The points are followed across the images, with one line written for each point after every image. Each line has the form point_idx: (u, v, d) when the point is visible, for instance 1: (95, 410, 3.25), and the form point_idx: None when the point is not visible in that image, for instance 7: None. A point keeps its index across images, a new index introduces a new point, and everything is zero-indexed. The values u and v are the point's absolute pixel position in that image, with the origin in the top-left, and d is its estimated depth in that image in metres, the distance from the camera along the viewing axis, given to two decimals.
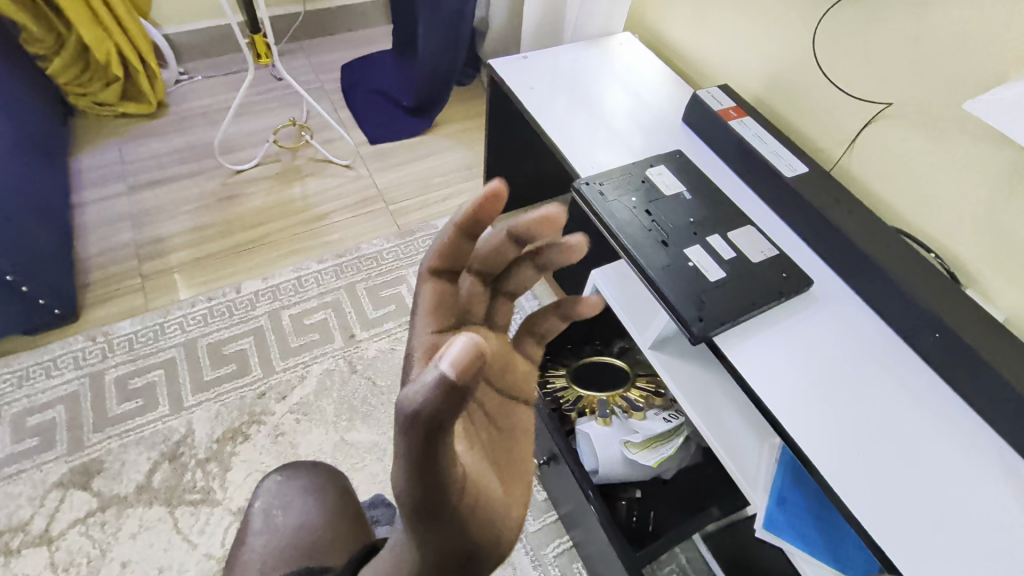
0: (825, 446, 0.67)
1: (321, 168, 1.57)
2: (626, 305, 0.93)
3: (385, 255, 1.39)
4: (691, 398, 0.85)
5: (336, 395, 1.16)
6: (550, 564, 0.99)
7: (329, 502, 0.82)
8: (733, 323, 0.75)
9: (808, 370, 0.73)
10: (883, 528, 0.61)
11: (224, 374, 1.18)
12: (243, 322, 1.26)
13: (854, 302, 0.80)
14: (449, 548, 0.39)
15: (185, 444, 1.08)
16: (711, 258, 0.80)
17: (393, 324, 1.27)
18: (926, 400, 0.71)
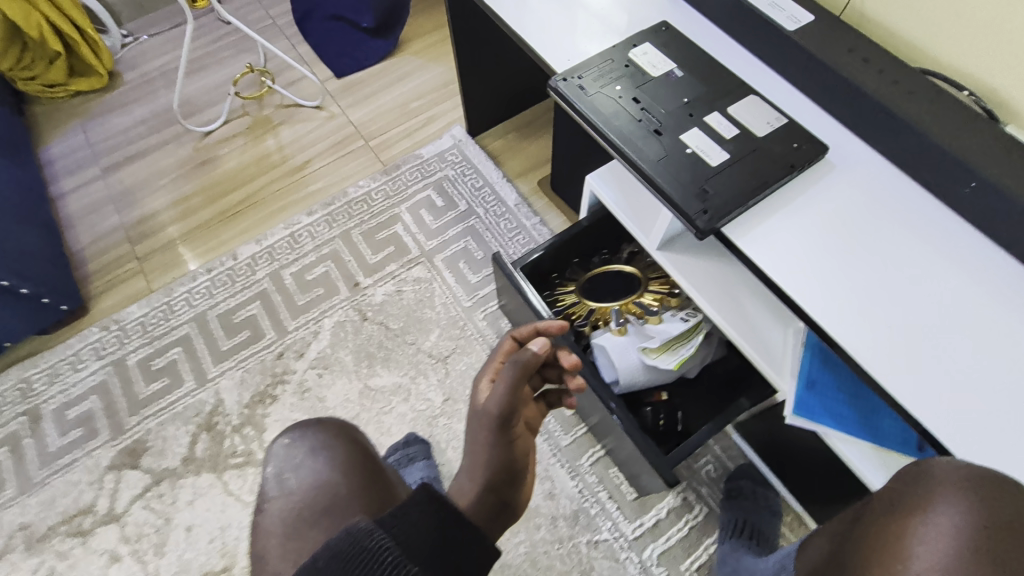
0: (851, 325, 0.63)
1: (291, 114, 1.48)
2: (627, 208, 0.87)
3: (374, 195, 1.33)
4: (708, 295, 0.80)
5: (352, 344, 1.16)
6: (586, 473, 1.01)
7: (352, 442, 0.65)
8: (743, 208, 0.68)
9: (829, 246, 0.67)
10: (918, 400, 0.59)
11: (240, 342, 1.18)
12: (247, 288, 1.24)
13: (876, 163, 0.72)
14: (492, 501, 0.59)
15: (218, 413, 1.11)
16: (711, 140, 0.72)
17: (395, 265, 1.24)
18: (961, 257, 0.65)
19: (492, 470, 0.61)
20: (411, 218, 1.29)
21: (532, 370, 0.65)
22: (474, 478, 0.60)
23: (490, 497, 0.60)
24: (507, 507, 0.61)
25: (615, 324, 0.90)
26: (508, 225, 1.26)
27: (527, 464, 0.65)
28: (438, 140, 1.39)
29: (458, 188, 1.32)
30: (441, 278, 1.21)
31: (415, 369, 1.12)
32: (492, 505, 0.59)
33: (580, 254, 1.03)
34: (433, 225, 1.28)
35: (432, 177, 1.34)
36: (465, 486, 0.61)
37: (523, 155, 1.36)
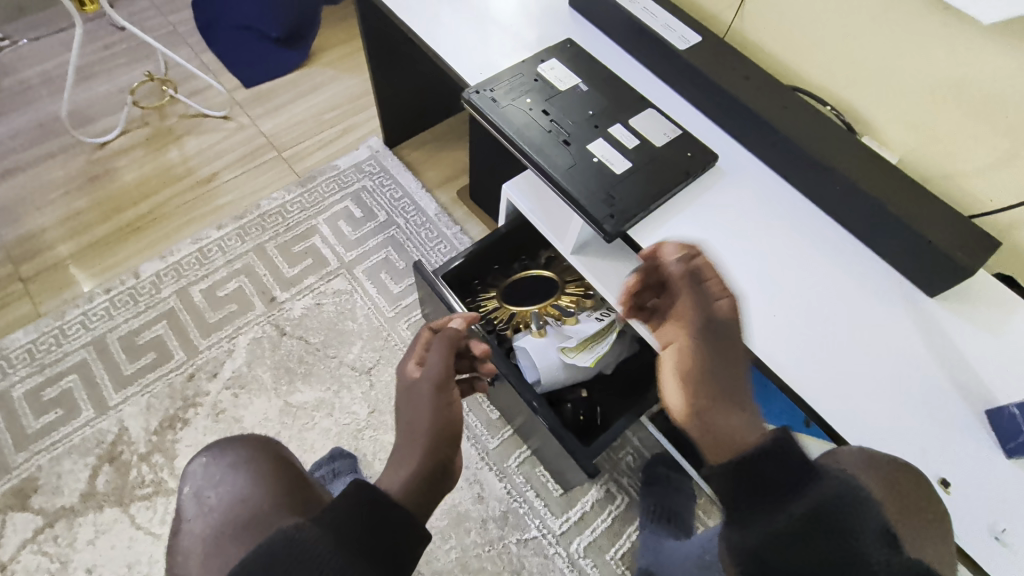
0: (744, 315, 0.70)
1: (197, 125, 1.42)
2: (541, 214, 0.91)
3: (289, 207, 1.30)
4: (619, 294, 0.86)
5: (270, 361, 1.12)
6: (514, 473, 1.03)
7: (278, 452, 0.64)
8: (645, 213, 0.74)
9: (723, 245, 0.74)
10: (801, 379, 0.66)
11: (145, 365, 1.11)
12: (152, 307, 1.17)
13: (759, 170, 0.80)
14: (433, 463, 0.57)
15: (122, 442, 1.03)
16: (615, 150, 0.77)
17: (314, 278, 1.21)
18: (830, 252, 0.74)
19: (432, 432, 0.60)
20: (330, 229, 1.27)
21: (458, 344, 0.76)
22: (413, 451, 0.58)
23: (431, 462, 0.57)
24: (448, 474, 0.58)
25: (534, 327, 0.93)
26: (428, 234, 1.27)
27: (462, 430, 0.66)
28: (355, 151, 1.38)
29: (376, 199, 1.31)
30: (362, 289, 1.20)
31: (338, 383, 1.10)
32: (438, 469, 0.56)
33: (501, 260, 1.06)
34: (352, 236, 1.26)
35: (349, 188, 1.33)
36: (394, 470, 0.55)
37: (442, 166, 1.38)
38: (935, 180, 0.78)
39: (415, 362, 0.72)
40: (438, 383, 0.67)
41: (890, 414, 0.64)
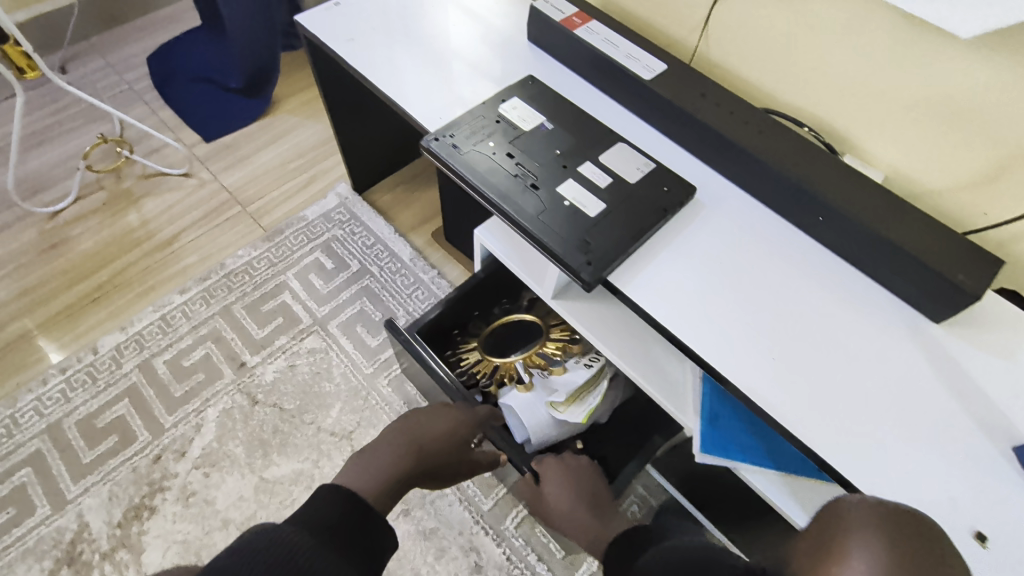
0: (740, 360, 0.64)
1: (155, 184, 1.36)
2: (517, 258, 0.86)
3: (256, 264, 1.23)
4: (606, 339, 0.80)
5: (242, 434, 1.04)
6: (512, 536, 0.96)
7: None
8: (625, 256, 0.68)
9: (710, 283, 0.69)
10: (810, 429, 0.60)
11: (106, 450, 1.02)
12: (112, 385, 1.09)
13: (742, 199, 0.75)
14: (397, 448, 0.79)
15: (83, 540, 0.94)
16: (586, 190, 0.72)
17: (286, 338, 1.14)
18: (825, 284, 0.69)
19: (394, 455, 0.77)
20: (300, 284, 1.21)
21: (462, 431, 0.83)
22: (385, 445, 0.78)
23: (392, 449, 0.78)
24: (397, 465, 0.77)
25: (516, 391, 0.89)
26: (404, 281, 1.21)
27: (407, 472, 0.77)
28: (323, 199, 1.33)
29: (348, 248, 1.26)
30: (337, 346, 1.13)
31: (317, 452, 1.02)
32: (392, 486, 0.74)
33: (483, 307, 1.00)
34: (324, 290, 1.20)
35: (318, 239, 1.27)
36: (372, 460, 0.76)
37: (414, 207, 1.33)
38: (926, 196, 0.74)
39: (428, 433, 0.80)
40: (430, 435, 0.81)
41: (911, 463, 0.58)
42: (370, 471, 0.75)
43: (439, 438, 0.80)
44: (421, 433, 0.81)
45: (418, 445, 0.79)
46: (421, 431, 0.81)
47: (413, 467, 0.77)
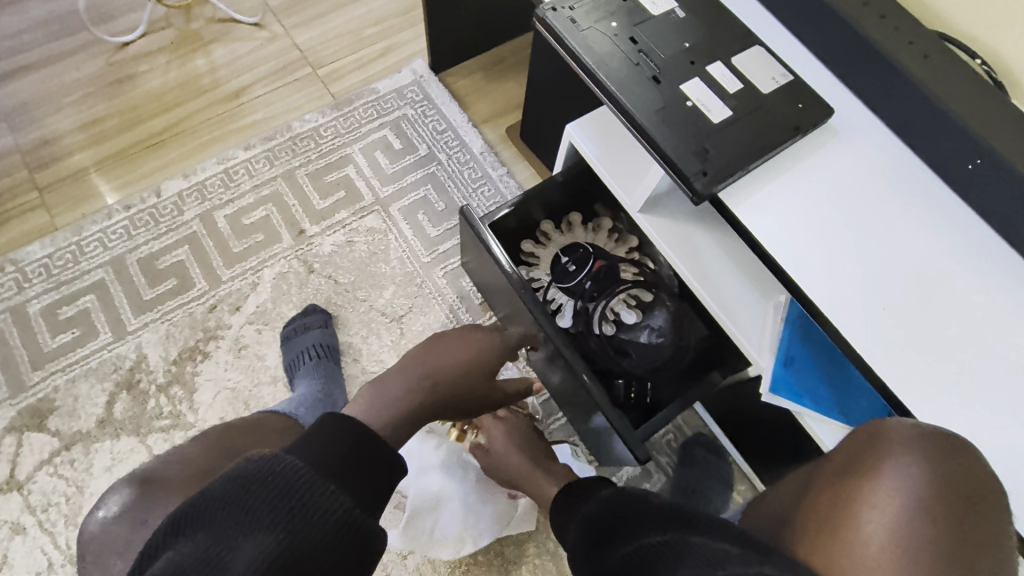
0: (843, 304, 0.59)
1: (225, 30, 1.29)
2: (609, 163, 0.79)
3: (322, 131, 1.19)
4: (689, 261, 0.75)
5: (296, 299, 1.05)
6: None
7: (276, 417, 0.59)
8: (744, 172, 0.62)
9: (827, 216, 0.62)
10: (908, 388, 0.56)
11: (165, 291, 1.04)
12: (173, 230, 1.09)
13: (880, 132, 0.66)
14: (402, 395, 0.59)
15: (141, 370, 0.99)
16: (713, 93, 0.65)
17: (346, 213, 1.12)
18: (956, 237, 0.61)
19: (396, 403, 0.58)
20: (365, 159, 1.17)
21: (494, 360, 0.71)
22: (381, 399, 0.58)
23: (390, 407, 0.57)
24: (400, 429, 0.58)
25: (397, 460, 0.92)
26: (472, 174, 1.16)
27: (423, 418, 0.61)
28: (397, 74, 1.25)
29: (417, 130, 1.20)
30: (398, 230, 1.11)
31: (367, 329, 1.03)
32: (406, 423, 0.58)
33: (570, 219, 0.98)
34: (389, 170, 1.16)
35: (388, 116, 1.21)
36: (377, 394, 0.58)
37: (492, 98, 1.24)
38: None
39: (455, 345, 0.67)
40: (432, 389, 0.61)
41: (1007, 448, 0.53)
42: (375, 407, 0.56)
43: (460, 372, 0.66)
44: (438, 364, 0.64)
45: (433, 385, 0.62)
46: (443, 358, 0.65)
47: (421, 408, 0.60)
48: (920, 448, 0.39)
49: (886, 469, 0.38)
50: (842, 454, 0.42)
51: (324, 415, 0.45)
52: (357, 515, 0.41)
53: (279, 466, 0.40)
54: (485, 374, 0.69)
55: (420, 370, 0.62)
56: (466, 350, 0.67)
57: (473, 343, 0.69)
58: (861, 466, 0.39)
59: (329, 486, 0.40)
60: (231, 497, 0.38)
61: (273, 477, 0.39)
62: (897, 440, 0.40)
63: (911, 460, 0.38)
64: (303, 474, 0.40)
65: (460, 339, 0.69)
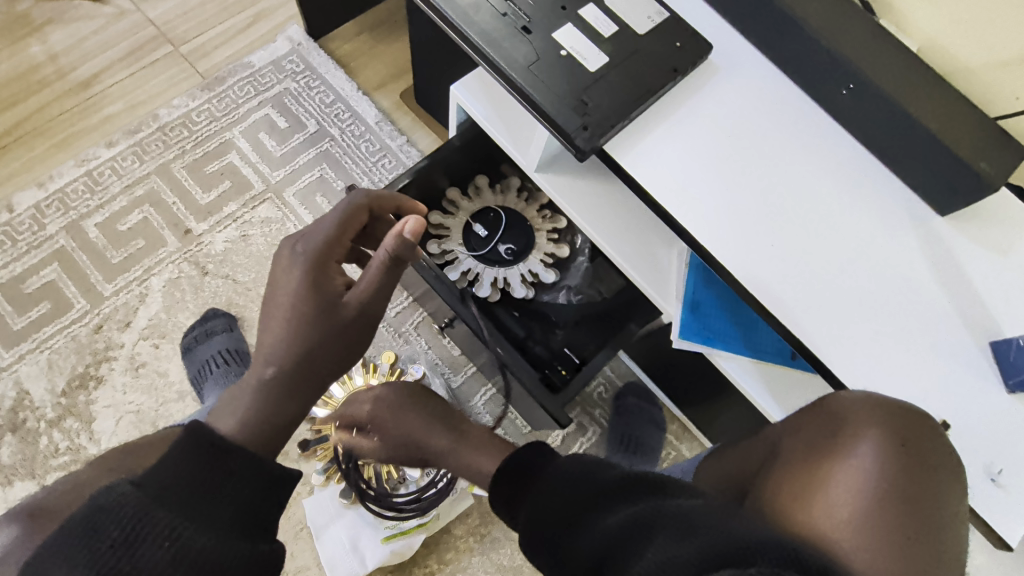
0: (735, 245, 0.59)
1: (61, 10, 1.12)
2: (498, 123, 0.75)
3: (195, 116, 1.07)
4: (591, 218, 0.73)
5: (193, 305, 0.97)
6: (480, 413, 0.97)
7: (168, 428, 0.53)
8: (626, 122, 0.59)
9: (715, 157, 0.61)
10: (800, 321, 0.57)
11: (39, 317, 0.94)
12: (36, 247, 0.97)
13: (761, 63, 0.65)
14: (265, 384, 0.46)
15: (26, 408, 0.89)
16: (588, 40, 0.61)
17: (235, 205, 1.03)
18: (833, 166, 0.62)
19: (265, 399, 0.46)
20: (248, 143, 1.07)
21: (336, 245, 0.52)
22: (243, 405, 0.46)
23: (263, 407, 0.46)
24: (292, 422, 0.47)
25: (320, 472, 0.87)
26: (369, 147, 1.09)
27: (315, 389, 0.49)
28: (271, 44, 1.14)
29: (303, 104, 1.10)
30: (296, 216, 1.03)
31: None
32: (281, 422, 0.46)
33: (477, 184, 0.93)
34: (277, 152, 1.07)
35: (268, 91, 1.10)
36: (231, 406, 0.46)
37: (380, 61, 1.15)
38: (963, 76, 0.62)
39: (273, 299, 0.50)
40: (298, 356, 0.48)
41: (890, 367, 0.55)
42: (240, 412, 0.45)
43: (295, 327, 0.48)
44: (269, 342, 0.48)
45: (275, 372, 0.47)
46: (282, 293, 0.50)
47: (297, 378, 0.48)
48: (879, 425, 0.38)
49: (847, 450, 0.37)
50: (803, 431, 0.41)
51: (185, 431, 0.41)
52: (202, 546, 0.37)
53: (113, 499, 0.37)
54: (316, 304, 0.49)
55: (272, 332, 0.48)
56: (291, 267, 0.50)
57: (306, 231, 0.52)
58: (822, 448, 0.38)
59: (160, 517, 0.36)
60: (61, 539, 0.35)
61: (99, 513, 0.36)
62: (856, 421, 0.39)
63: (866, 444, 0.36)
64: (134, 505, 0.36)
65: (275, 284, 0.50)
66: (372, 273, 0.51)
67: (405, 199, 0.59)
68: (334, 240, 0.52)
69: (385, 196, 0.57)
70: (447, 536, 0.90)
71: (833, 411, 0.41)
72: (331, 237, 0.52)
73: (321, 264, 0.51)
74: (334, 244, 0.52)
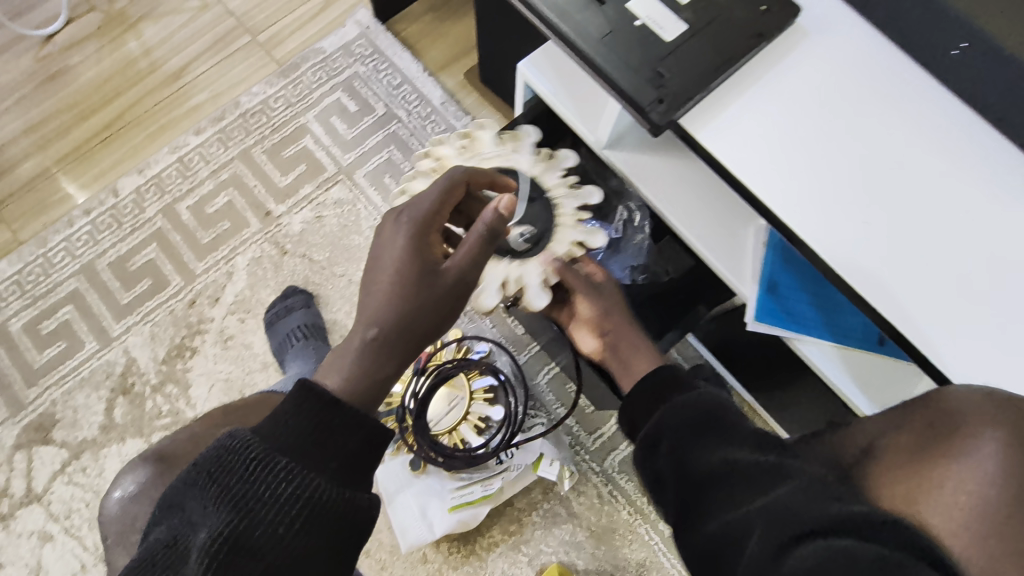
0: (823, 221, 0.55)
1: (153, 6, 1.20)
2: (566, 99, 0.74)
3: (273, 103, 1.13)
4: (662, 195, 0.71)
5: (274, 282, 1.03)
6: (544, 392, 0.98)
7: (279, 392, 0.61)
8: (704, 93, 0.57)
9: (802, 128, 0.57)
10: (895, 303, 0.53)
11: (142, 292, 1.03)
12: (138, 228, 1.06)
13: (855, 24, 0.59)
14: (365, 348, 0.49)
15: (134, 373, 0.99)
16: (664, 7, 0.59)
17: (311, 187, 1.08)
18: (939, 135, 0.56)
19: (366, 360, 0.48)
20: (321, 128, 1.11)
21: (436, 220, 0.54)
22: (347, 363, 0.48)
23: (365, 369, 0.48)
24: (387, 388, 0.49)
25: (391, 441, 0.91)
26: (434, 128, 1.10)
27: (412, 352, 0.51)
28: (341, 29, 1.17)
29: (371, 87, 1.13)
30: (366, 197, 1.07)
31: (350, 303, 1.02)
32: (380, 379, 0.49)
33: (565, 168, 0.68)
34: (348, 135, 1.10)
35: (339, 76, 1.14)
36: (336, 364, 0.48)
37: (444, 42, 1.16)
38: None
39: (377, 267, 0.52)
40: (398, 322, 0.50)
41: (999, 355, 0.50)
42: (342, 372, 0.48)
43: (395, 294, 0.50)
44: (371, 307, 0.50)
45: (378, 332, 0.49)
46: (383, 263, 0.52)
47: (396, 343, 0.50)
48: (1003, 423, 0.35)
49: (962, 453, 0.34)
50: (908, 427, 0.39)
51: (295, 386, 0.44)
52: (315, 485, 0.40)
53: (236, 441, 0.41)
54: (418, 271, 0.51)
55: (373, 298, 0.51)
56: (393, 239, 0.52)
57: (409, 205, 0.54)
58: (934, 448, 0.36)
59: (279, 459, 0.40)
60: (196, 473, 0.41)
61: (227, 453, 0.40)
62: (973, 415, 0.36)
63: (986, 444, 0.34)
64: (256, 448, 0.41)
65: (379, 254, 0.53)
66: (471, 244, 0.53)
67: (498, 175, 0.60)
68: (436, 211, 0.54)
69: (480, 170, 0.58)
70: (510, 509, 0.92)
71: (943, 406, 0.38)
72: (432, 210, 0.54)
73: (424, 235, 0.53)
74: (434, 217, 0.54)
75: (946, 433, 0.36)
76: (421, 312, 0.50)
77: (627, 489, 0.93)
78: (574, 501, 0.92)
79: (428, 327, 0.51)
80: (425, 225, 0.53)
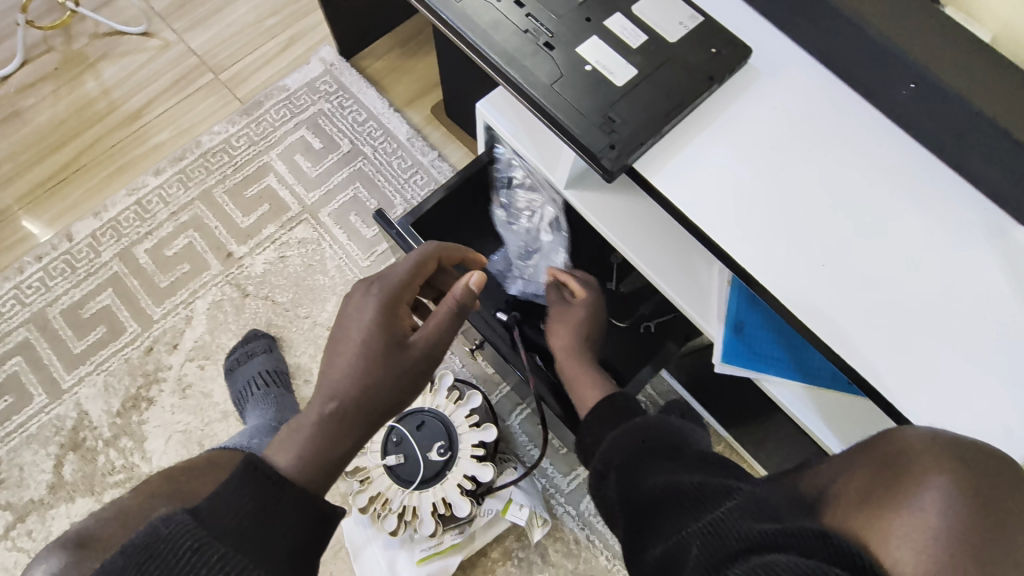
0: (782, 266, 0.54)
1: (112, 46, 1.18)
2: (525, 140, 0.73)
3: (235, 141, 1.10)
4: (626, 237, 0.70)
5: (235, 326, 1.00)
6: (516, 433, 0.95)
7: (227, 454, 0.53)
8: (656, 138, 0.56)
9: (759, 170, 0.56)
10: (861, 350, 0.51)
11: (95, 341, 0.98)
12: (93, 274, 1.02)
13: (806, 66, 0.59)
14: (321, 423, 0.47)
15: (85, 428, 0.94)
16: (615, 52, 0.58)
17: (274, 227, 1.05)
18: (893, 175, 0.55)
19: (321, 437, 0.47)
20: (285, 166, 1.09)
21: (407, 290, 0.53)
22: (299, 440, 0.46)
23: (318, 446, 0.46)
24: (340, 462, 0.47)
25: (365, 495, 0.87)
26: (401, 164, 1.09)
27: (370, 423, 0.49)
28: (305, 66, 1.15)
29: (336, 124, 1.11)
30: (331, 236, 1.04)
31: (315, 346, 0.99)
32: (333, 458, 0.47)
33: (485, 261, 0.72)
34: (312, 173, 1.08)
35: (303, 113, 1.12)
36: (286, 441, 0.46)
37: (409, 77, 1.15)
38: None
39: (341, 337, 0.50)
40: (357, 399, 0.48)
41: (969, 402, 0.49)
42: (291, 450, 0.46)
43: (356, 369, 0.48)
44: (330, 380, 0.48)
45: (335, 407, 0.48)
46: (347, 334, 0.50)
47: (353, 418, 0.48)
48: (948, 469, 0.28)
49: (907, 503, 0.28)
50: (855, 474, 0.32)
51: (241, 467, 0.42)
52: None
53: (169, 522, 0.36)
54: (385, 343, 0.50)
55: (333, 371, 0.49)
56: (360, 311, 0.51)
57: (380, 276, 0.53)
58: (876, 497, 0.29)
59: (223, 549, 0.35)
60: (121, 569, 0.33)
61: (163, 542, 0.34)
62: (920, 461, 0.29)
63: (932, 491, 0.27)
64: (198, 536, 0.35)
65: (344, 323, 0.51)
66: (439, 317, 0.53)
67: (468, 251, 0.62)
68: (408, 282, 0.53)
69: (451, 246, 0.59)
70: (483, 559, 0.89)
71: (884, 451, 0.31)
72: (404, 282, 0.53)
73: (394, 306, 0.52)
74: (406, 286, 0.53)
75: (891, 481, 0.29)
76: (381, 388, 0.49)
77: (605, 532, 0.90)
78: (549, 547, 0.89)
79: (387, 399, 0.49)
80: (394, 297, 0.52)
